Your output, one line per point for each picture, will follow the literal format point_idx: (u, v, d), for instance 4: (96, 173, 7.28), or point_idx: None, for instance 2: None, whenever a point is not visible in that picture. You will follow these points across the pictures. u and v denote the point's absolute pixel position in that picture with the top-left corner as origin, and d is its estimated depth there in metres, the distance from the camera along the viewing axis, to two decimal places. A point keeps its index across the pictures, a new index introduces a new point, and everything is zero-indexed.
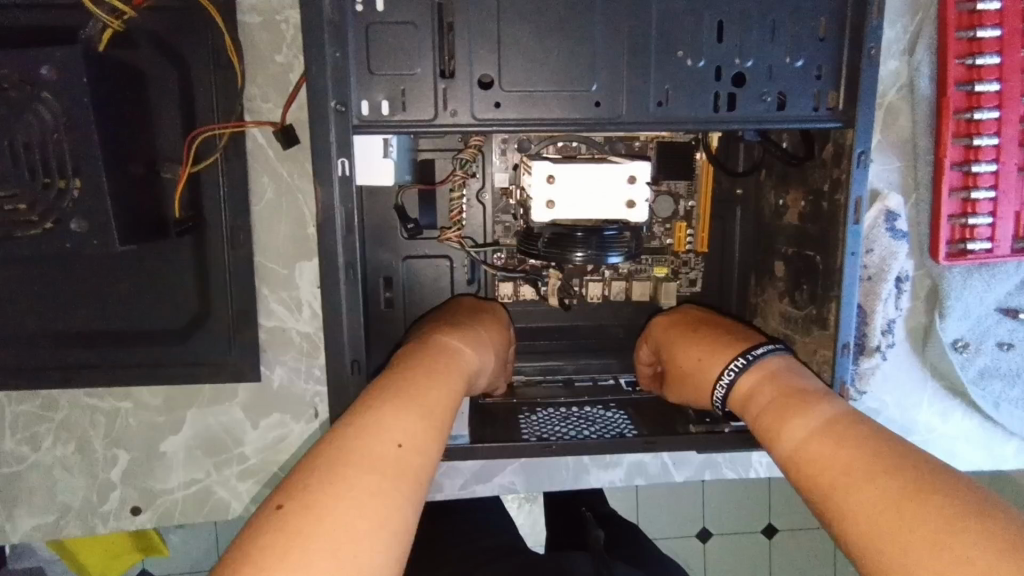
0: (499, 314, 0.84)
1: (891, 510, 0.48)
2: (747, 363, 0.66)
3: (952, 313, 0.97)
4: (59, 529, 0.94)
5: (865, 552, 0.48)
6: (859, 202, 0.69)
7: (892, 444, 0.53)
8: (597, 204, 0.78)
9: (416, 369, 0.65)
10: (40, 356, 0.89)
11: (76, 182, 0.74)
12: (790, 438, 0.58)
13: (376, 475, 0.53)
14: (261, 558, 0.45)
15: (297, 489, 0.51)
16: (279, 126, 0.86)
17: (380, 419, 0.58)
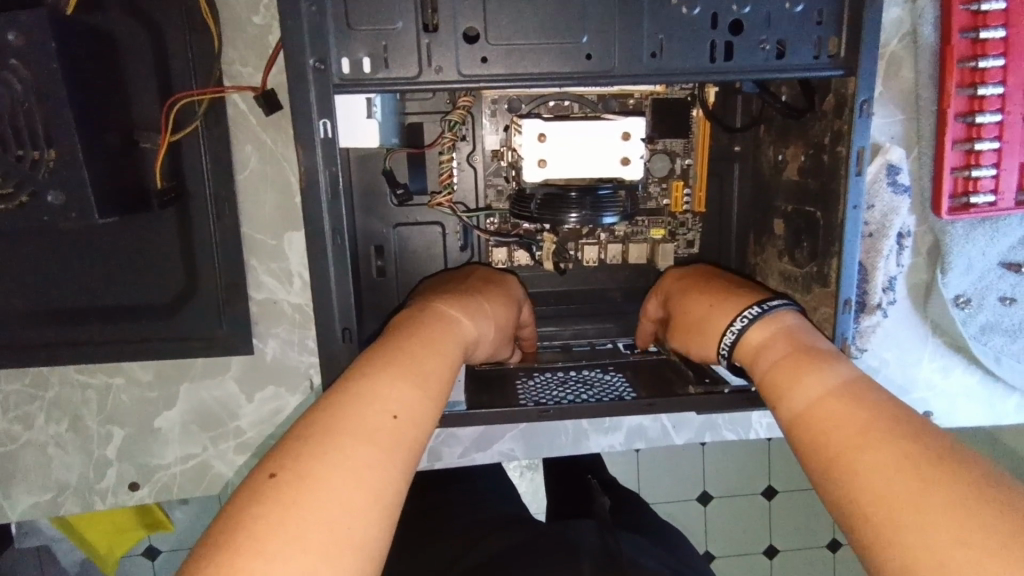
0: (503, 279, 0.83)
1: (901, 477, 0.47)
2: (761, 313, 0.65)
3: (954, 268, 0.96)
4: (56, 507, 0.94)
5: (860, 510, 0.48)
6: (861, 153, 0.67)
7: (900, 410, 0.52)
8: (592, 162, 0.75)
9: (418, 335, 0.64)
10: (25, 333, 0.87)
11: (50, 154, 0.72)
12: (801, 397, 0.57)
13: (372, 446, 0.52)
14: (255, 527, 0.44)
15: (287, 457, 0.49)
16: (260, 91, 0.84)
17: (379, 386, 0.57)
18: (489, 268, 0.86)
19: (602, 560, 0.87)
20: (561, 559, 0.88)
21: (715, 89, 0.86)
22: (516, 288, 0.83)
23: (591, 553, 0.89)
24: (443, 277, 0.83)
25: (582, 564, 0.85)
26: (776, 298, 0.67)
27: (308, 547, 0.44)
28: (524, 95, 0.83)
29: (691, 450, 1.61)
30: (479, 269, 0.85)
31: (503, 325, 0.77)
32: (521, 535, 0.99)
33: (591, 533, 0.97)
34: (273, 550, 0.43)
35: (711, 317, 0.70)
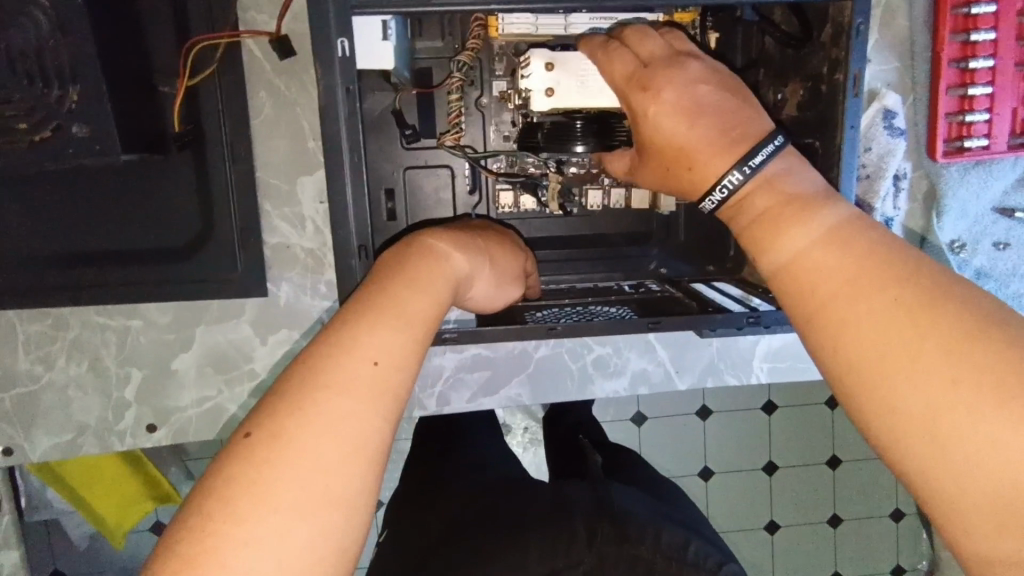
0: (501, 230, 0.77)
1: (889, 321, 0.47)
2: (748, 176, 0.58)
3: (949, 211, 0.98)
4: (76, 447, 0.97)
5: (851, 362, 0.48)
6: (858, 77, 0.71)
7: (900, 252, 0.50)
8: (597, 91, 0.76)
9: (404, 272, 0.58)
10: (45, 276, 0.89)
11: (73, 91, 0.74)
12: (793, 234, 0.54)
13: (347, 397, 0.49)
14: (227, 492, 0.44)
15: (262, 414, 0.48)
16: (274, 35, 0.86)
17: (358, 333, 0.52)
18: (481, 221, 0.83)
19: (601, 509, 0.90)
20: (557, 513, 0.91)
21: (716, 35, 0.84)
22: (508, 235, 0.77)
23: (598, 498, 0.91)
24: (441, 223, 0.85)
25: (574, 518, 0.88)
26: (757, 145, 0.58)
27: (282, 510, 0.44)
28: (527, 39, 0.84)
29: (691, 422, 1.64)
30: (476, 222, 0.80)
31: (500, 266, 0.71)
32: (520, 492, 1.02)
33: (585, 489, 1.00)
34: (244, 518, 0.44)
35: (658, 167, 0.65)
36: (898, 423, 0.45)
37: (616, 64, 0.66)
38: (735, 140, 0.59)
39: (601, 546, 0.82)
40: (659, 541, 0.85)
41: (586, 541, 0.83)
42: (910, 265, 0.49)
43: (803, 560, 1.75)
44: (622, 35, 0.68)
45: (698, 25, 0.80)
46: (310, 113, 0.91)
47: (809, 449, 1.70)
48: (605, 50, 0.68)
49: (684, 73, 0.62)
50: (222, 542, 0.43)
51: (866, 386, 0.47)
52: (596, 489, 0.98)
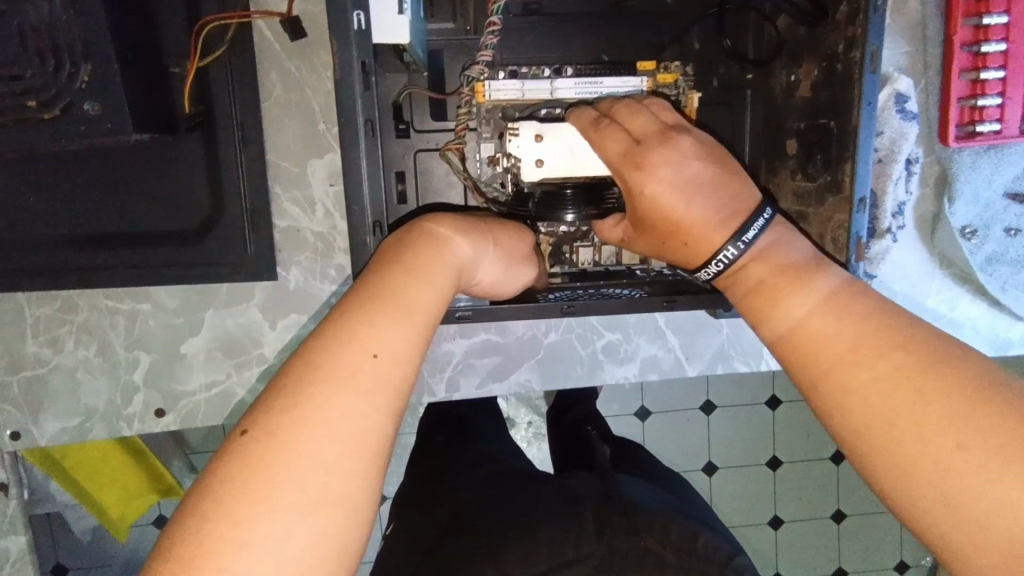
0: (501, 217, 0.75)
1: (891, 387, 0.48)
2: (741, 251, 0.60)
3: (960, 196, 0.98)
4: (85, 432, 0.96)
5: (862, 431, 0.49)
6: (876, 53, 0.71)
7: (893, 318, 0.52)
8: (588, 162, 0.74)
9: (404, 263, 0.57)
10: (54, 258, 0.89)
11: (85, 69, 0.74)
12: (793, 302, 0.56)
13: (346, 391, 0.47)
14: (224, 491, 0.43)
15: (258, 412, 0.46)
16: (286, 16, 0.85)
17: (358, 324, 0.51)
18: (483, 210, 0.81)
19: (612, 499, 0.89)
20: (566, 503, 0.90)
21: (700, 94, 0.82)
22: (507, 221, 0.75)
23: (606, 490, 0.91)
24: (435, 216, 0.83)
25: (584, 509, 0.87)
26: (750, 218, 0.61)
27: (282, 509, 0.43)
28: (514, 105, 0.80)
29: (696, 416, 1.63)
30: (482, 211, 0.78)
31: (504, 251, 0.69)
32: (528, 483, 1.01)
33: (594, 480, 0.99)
34: (242, 518, 0.42)
35: (653, 237, 0.67)
36: (915, 494, 0.46)
37: (608, 142, 0.68)
38: (722, 218, 0.62)
39: (611, 540, 0.82)
40: (669, 533, 0.85)
41: (596, 534, 0.83)
42: (905, 330, 0.51)
43: (806, 555, 1.75)
44: (613, 108, 0.70)
45: (679, 84, 0.81)
46: (320, 96, 0.90)
47: (815, 444, 1.70)
48: (596, 128, 0.69)
49: (677, 147, 0.64)
50: (219, 542, 0.41)
51: (875, 447, 0.48)
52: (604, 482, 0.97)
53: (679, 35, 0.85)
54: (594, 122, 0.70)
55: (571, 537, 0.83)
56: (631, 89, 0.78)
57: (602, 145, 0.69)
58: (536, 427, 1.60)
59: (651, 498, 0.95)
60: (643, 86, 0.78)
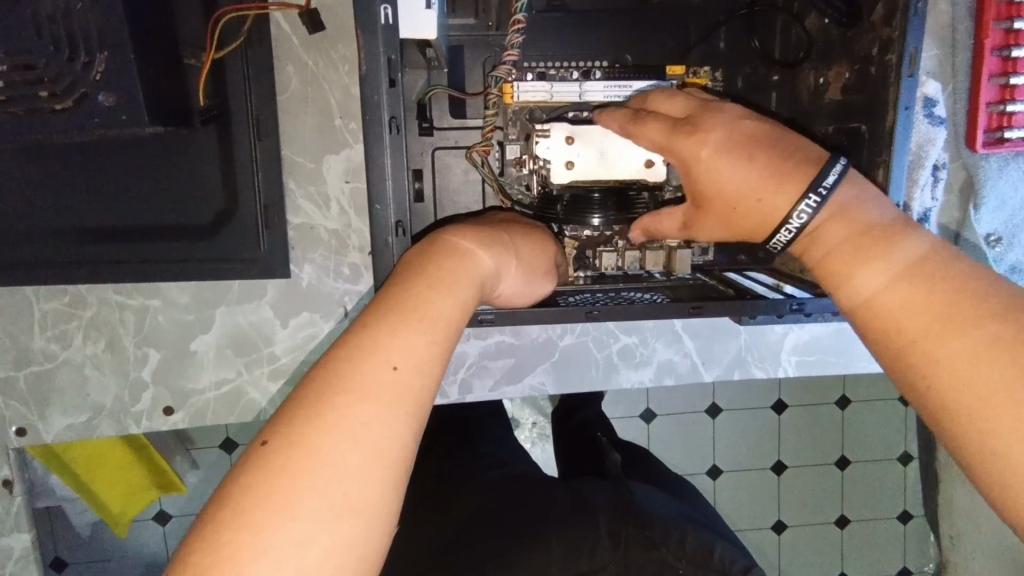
0: (526, 220, 0.73)
1: (981, 361, 0.46)
2: (819, 203, 0.56)
3: (987, 203, 0.96)
4: (91, 429, 0.94)
5: (947, 403, 0.48)
6: (914, 55, 0.70)
7: (985, 285, 0.50)
8: (617, 165, 0.73)
9: (429, 268, 0.55)
10: (61, 251, 0.87)
11: (101, 59, 0.72)
12: (872, 269, 0.54)
13: (368, 403, 0.45)
14: (243, 499, 0.41)
15: (277, 423, 0.45)
16: (303, 8, 0.83)
17: (380, 335, 0.49)
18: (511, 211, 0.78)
19: (625, 510, 0.87)
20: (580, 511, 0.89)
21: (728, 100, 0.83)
22: (533, 223, 0.72)
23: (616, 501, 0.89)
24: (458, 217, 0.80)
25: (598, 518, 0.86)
26: (824, 167, 0.57)
27: (302, 520, 0.41)
28: (543, 106, 0.80)
29: (703, 419, 1.62)
30: (508, 213, 0.76)
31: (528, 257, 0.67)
32: (538, 487, 1.00)
33: (606, 488, 0.98)
34: (260, 526, 0.40)
35: (721, 203, 0.61)
36: (1003, 469, 0.44)
37: (652, 126, 0.65)
38: (795, 167, 0.58)
39: (627, 550, 0.81)
40: (685, 547, 0.83)
41: (612, 543, 0.81)
42: (1000, 297, 0.48)
43: (810, 561, 1.73)
44: (646, 103, 0.69)
45: (708, 88, 0.84)
46: (338, 91, 0.89)
47: (821, 449, 1.69)
48: (634, 120, 0.67)
49: (729, 115, 0.62)
50: (236, 552, 0.40)
51: (961, 422, 0.47)
52: (618, 490, 0.96)
53: (705, 35, 0.83)
54: (632, 112, 0.67)
55: (585, 547, 0.81)
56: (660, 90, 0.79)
57: (648, 121, 0.65)
58: (540, 427, 1.58)
59: (666, 509, 0.93)
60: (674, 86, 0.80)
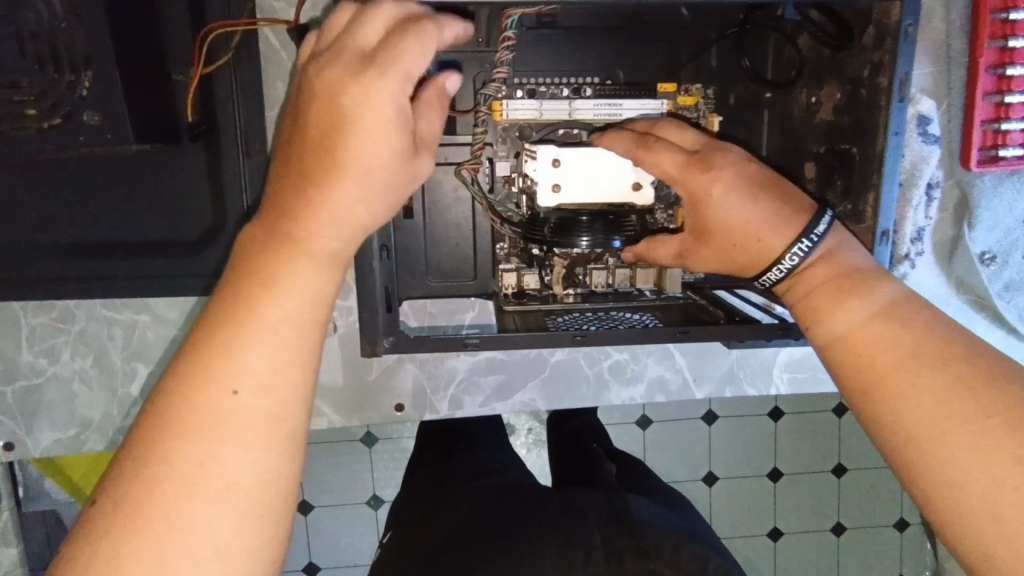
0: (389, 62, 0.47)
1: (947, 403, 0.49)
2: (812, 247, 0.59)
3: (981, 222, 0.95)
4: (80, 443, 0.94)
5: (911, 437, 0.50)
6: (904, 80, 0.71)
7: (954, 334, 0.53)
8: (605, 188, 0.74)
9: (268, 245, 0.47)
10: (48, 266, 0.86)
11: (87, 78, 0.72)
12: (846, 309, 0.57)
13: (210, 435, 0.42)
14: (122, 501, 0.41)
15: (113, 474, 0.43)
16: (292, 24, 0.82)
17: (245, 307, 0.45)
18: (386, 36, 0.49)
19: (617, 520, 0.86)
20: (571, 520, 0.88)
21: (720, 118, 0.83)
22: (409, 65, 0.47)
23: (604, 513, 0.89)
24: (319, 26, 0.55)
25: (590, 528, 0.85)
26: (816, 215, 0.61)
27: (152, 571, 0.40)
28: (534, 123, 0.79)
29: (698, 427, 1.61)
30: (377, 45, 0.49)
31: (393, 126, 0.47)
32: (528, 497, 0.99)
33: (599, 497, 0.97)
34: (143, 527, 0.41)
35: (722, 237, 0.62)
36: (965, 503, 0.47)
37: (664, 153, 0.64)
38: (790, 211, 0.61)
39: (619, 559, 0.79)
40: (678, 556, 0.82)
41: (605, 554, 0.80)
42: (966, 346, 0.53)
43: (806, 568, 1.73)
44: (653, 130, 0.69)
45: (699, 106, 0.83)
46: None
47: (817, 459, 1.68)
48: (644, 147, 0.66)
49: (738, 154, 0.62)
50: (125, 554, 0.40)
51: (925, 457, 0.49)
52: (611, 500, 0.95)
53: (697, 52, 0.83)
54: (641, 138, 0.67)
55: (578, 556, 0.80)
56: (649, 110, 0.78)
57: (649, 154, 0.66)
58: (535, 434, 1.58)
59: (660, 521, 0.92)
60: (663, 108, 0.79)
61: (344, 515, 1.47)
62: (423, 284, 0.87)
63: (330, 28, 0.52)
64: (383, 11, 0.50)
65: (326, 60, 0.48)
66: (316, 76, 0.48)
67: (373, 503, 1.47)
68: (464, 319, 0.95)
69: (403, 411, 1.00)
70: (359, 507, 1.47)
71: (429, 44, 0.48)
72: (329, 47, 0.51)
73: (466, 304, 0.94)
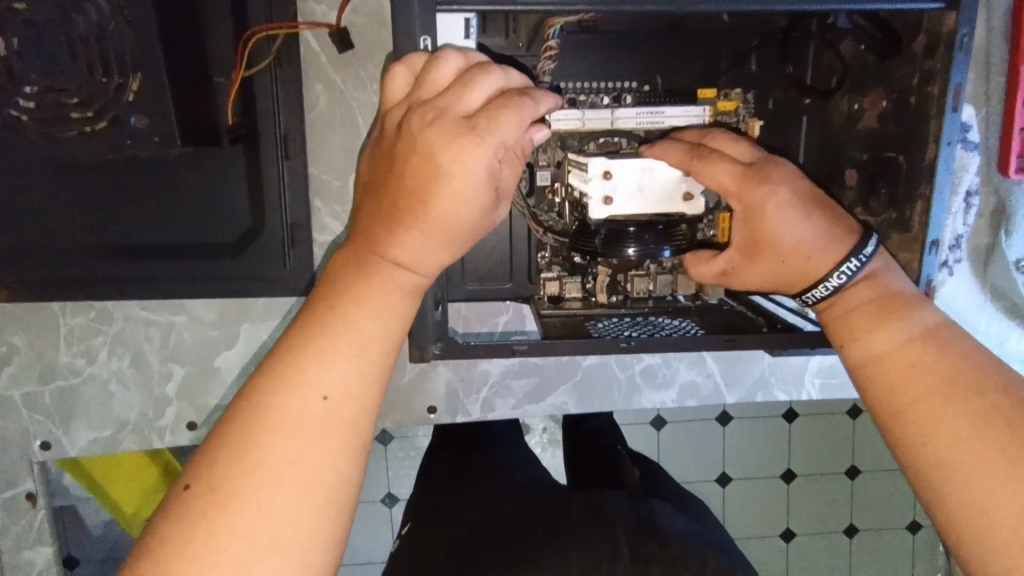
0: (489, 127, 0.52)
1: (977, 431, 0.50)
2: (860, 267, 0.60)
3: (1018, 229, 0.95)
4: (116, 443, 0.95)
5: (940, 464, 0.51)
6: (958, 89, 0.69)
7: (990, 364, 0.54)
8: (653, 199, 0.73)
9: (359, 275, 0.53)
10: (86, 268, 0.86)
11: (134, 81, 0.72)
12: (880, 332, 0.58)
13: (297, 437, 0.48)
14: (212, 492, 0.46)
15: (202, 464, 0.48)
16: (335, 27, 0.83)
17: (333, 331, 0.51)
18: (487, 100, 0.55)
19: (642, 526, 0.86)
20: (597, 521, 0.88)
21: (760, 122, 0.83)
22: (506, 132, 0.53)
23: (624, 520, 0.88)
24: (419, 65, 0.58)
25: (616, 530, 0.85)
26: (863, 239, 0.61)
27: (234, 557, 0.45)
28: (577, 130, 0.79)
29: (715, 428, 1.61)
30: (480, 108, 0.54)
31: (483, 184, 0.53)
32: (552, 499, 1.00)
33: (626, 501, 0.97)
34: (228, 516, 0.46)
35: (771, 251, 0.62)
36: (991, 532, 0.48)
37: (721, 165, 0.64)
38: (839, 231, 0.62)
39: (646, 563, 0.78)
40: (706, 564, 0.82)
41: (631, 559, 0.79)
42: (1001, 375, 0.53)
43: (819, 570, 1.73)
44: (704, 141, 0.69)
45: (739, 112, 0.83)
46: (366, 109, 0.88)
47: (833, 461, 1.67)
48: (700, 159, 0.66)
49: (789, 169, 0.63)
50: (210, 539, 0.45)
51: (951, 483, 0.50)
52: (636, 504, 0.96)
53: (736, 60, 0.83)
54: (691, 150, 0.67)
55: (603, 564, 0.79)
56: (692, 118, 0.79)
57: (699, 166, 0.66)
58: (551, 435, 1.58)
59: (686, 529, 0.92)
60: (705, 117, 0.79)
61: (361, 514, 1.47)
62: (460, 287, 0.87)
63: (430, 75, 0.56)
64: (491, 77, 0.55)
65: (430, 112, 0.53)
66: (418, 126, 0.53)
67: (389, 502, 1.47)
68: (498, 321, 0.95)
69: (436, 413, 1.01)
70: (375, 504, 1.47)
71: (525, 115, 0.54)
72: (461, 82, 0.55)
73: (501, 308, 0.93)
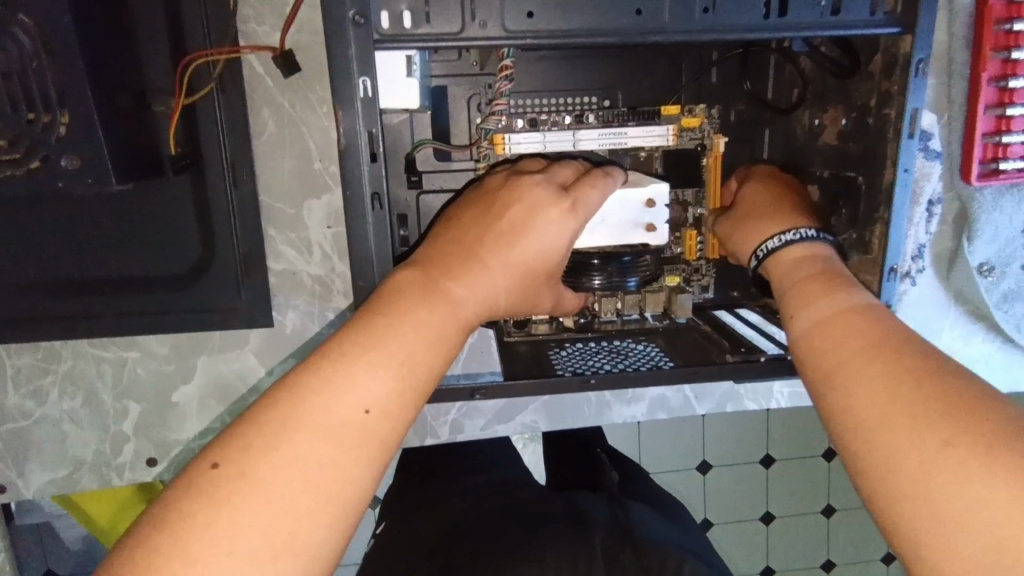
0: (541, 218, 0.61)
1: (890, 384, 0.45)
2: (796, 237, 0.64)
3: (980, 236, 0.93)
4: (73, 483, 0.92)
5: (853, 424, 0.46)
6: (915, 113, 0.68)
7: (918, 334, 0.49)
8: (614, 231, 0.72)
9: (401, 306, 0.52)
10: (32, 308, 0.84)
11: (62, 116, 0.66)
12: (822, 305, 0.55)
13: (300, 468, 0.44)
14: (181, 526, 0.42)
15: (179, 488, 0.44)
16: (278, 50, 0.79)
17: (365, 367, 0.48)
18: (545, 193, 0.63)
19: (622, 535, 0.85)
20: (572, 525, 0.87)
21: (724, 138, 0.81)
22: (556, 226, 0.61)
23: (603, 529, 0.87)
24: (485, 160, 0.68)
25: (593, 539, 0.83)
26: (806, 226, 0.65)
27: None
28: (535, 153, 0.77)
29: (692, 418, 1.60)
30: (540, 196, 0.62)
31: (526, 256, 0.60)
32: (522, 499, 0.99)
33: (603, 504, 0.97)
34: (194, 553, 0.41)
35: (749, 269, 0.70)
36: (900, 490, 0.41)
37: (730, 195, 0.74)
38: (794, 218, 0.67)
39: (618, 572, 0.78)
40: None
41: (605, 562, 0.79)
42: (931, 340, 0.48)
43: (795, 551, 1.76)
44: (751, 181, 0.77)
45: (704, 127, 0.81)
46: (317, 133, 0.85)
47: (809, 447, 1.68)
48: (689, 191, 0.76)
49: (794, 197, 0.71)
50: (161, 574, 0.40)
51: (865, 443, 0.45)
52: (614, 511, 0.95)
53: (697, 74, 0.81)
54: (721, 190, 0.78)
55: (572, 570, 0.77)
56: (656, 138, 0.78)
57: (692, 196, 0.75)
58: None
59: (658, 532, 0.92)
60: (669, 134, 0.78)
61: None
62: None
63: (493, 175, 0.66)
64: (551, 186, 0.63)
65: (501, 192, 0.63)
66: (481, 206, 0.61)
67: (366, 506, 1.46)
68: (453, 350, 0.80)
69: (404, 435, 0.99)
70: None
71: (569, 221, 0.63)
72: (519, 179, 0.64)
73: None
